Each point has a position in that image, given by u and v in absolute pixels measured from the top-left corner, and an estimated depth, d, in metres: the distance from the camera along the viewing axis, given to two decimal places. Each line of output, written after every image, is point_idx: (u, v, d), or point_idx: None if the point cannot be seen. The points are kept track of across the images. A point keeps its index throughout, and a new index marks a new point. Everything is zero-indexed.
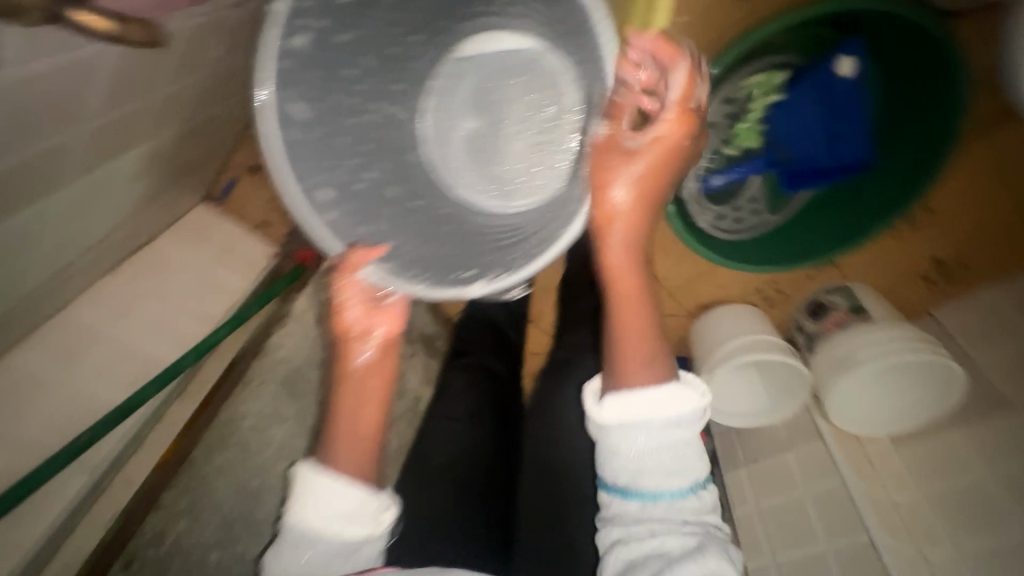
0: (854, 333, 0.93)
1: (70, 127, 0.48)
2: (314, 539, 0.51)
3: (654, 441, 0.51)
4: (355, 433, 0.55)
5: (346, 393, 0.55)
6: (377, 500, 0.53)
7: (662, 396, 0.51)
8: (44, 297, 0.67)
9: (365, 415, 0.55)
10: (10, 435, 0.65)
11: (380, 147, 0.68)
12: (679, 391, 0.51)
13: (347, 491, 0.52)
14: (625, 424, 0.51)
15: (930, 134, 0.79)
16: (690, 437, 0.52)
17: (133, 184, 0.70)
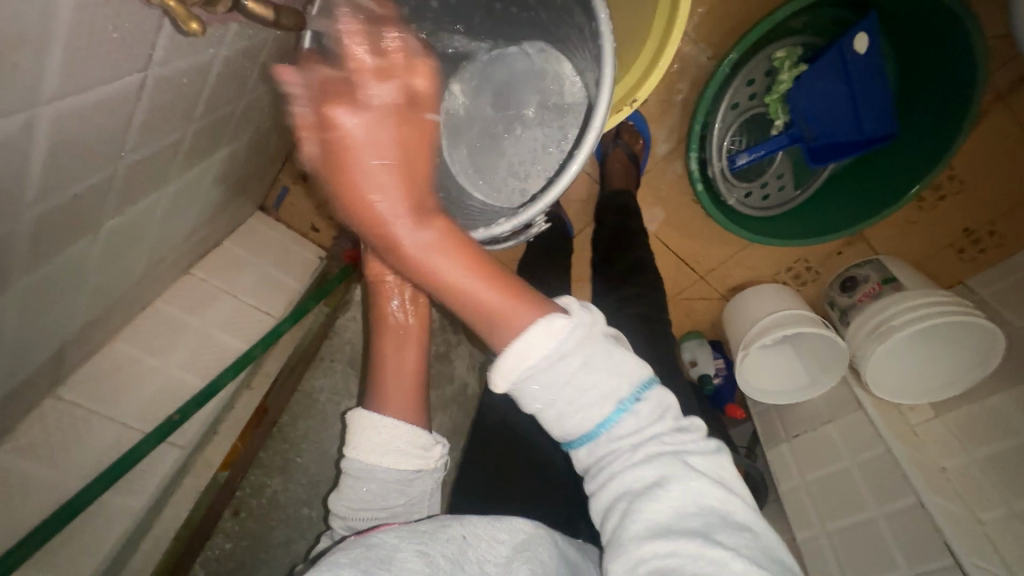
0: (884, 303, 0.95)
1: (184, 126, 0.53)
2: (371, 470, 0.59)
3: (574, 398, 0.41)
4: (398, 385, 0.64)
5: (387, 354, 0.66)
6: (424, 436, 0.62)
7: (545, 339, 0.40)
8: (136, 294, 0.74)
9: (404, 364, 0.65)
10: (116, 419, 0.73)
11: None
12: (568, 322, 0.40)
13: (395, 427, 0.61)
14: (525, 381, 0.41)
15: (950, 103, 0.82)
16: (615, 366, 0.42)
17: (215, 187, 0.77)
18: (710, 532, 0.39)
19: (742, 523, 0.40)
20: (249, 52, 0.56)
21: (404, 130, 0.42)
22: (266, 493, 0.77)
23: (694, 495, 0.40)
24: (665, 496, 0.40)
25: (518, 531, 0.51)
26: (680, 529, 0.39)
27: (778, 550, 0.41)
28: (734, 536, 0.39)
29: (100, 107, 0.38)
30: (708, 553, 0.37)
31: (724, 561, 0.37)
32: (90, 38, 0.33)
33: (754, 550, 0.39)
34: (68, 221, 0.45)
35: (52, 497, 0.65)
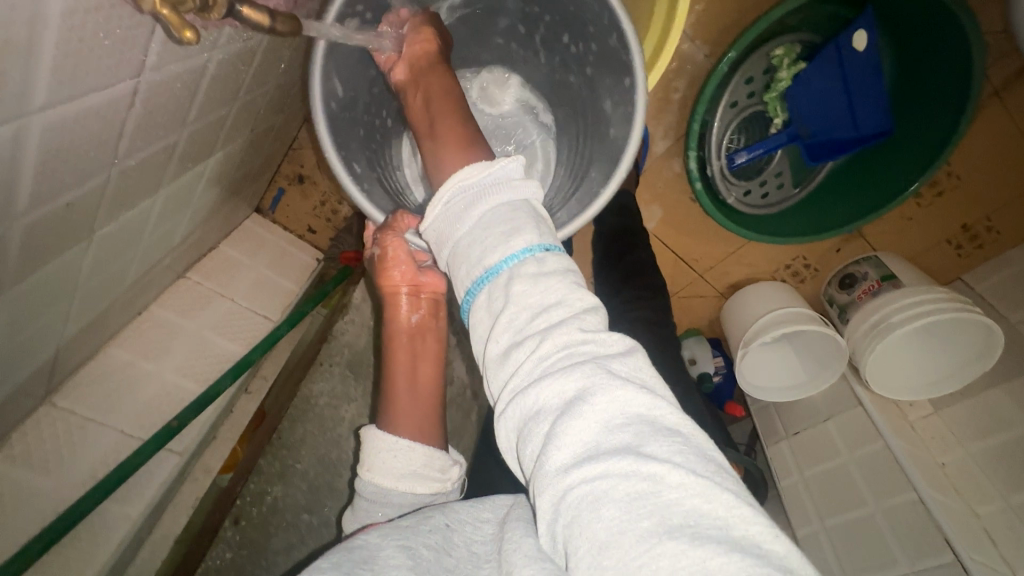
0: (884, 301, 0.94)
1: (177, 131, 0.52)
2: (387, 494, 0.59)
3: (476, 253, 0.45)
4: (411, 395, 0.64)
5: (398, 361, 0.64)
6: (441, 457, 0.63)
7: (459, 183, 0.48)
8: (130, 299, 0.74)
9: (418, 378, 0.64)
10: (113, 427, 0.72)
11: (379, 145, 0.71)
12: (478, 169, 0.48)
13: (411, 449, 0.60)
14: (440, 228, 0.48)
15: (948, 100, 0.81)
16: (512, 231, 0.45)
17: (210, 189, 0.76)
18: (641, 444, 0.34)
19: (676, 428, 0.36)
20: (243, 54, 0.55)
21: (428, 47, 0.60)
22: (266, 499, 0.74)
23: (617, 400, 0.37)
24: (588, 408, 0.36)
25: (500, 508, 0.52)
26: (608, 447, 0.35)
27: (717, 453, 0.37)
28: (668, 441, 0.35)
29: (91, 115, 0.37)
30: (641, 469, 0.33)
31: (659, 472, 0.33)
32: (78, 45, 0.32)
33: (690, 453, 0.35)
34: (60, 229, 0.45)
35: (48, 505, 0.64)
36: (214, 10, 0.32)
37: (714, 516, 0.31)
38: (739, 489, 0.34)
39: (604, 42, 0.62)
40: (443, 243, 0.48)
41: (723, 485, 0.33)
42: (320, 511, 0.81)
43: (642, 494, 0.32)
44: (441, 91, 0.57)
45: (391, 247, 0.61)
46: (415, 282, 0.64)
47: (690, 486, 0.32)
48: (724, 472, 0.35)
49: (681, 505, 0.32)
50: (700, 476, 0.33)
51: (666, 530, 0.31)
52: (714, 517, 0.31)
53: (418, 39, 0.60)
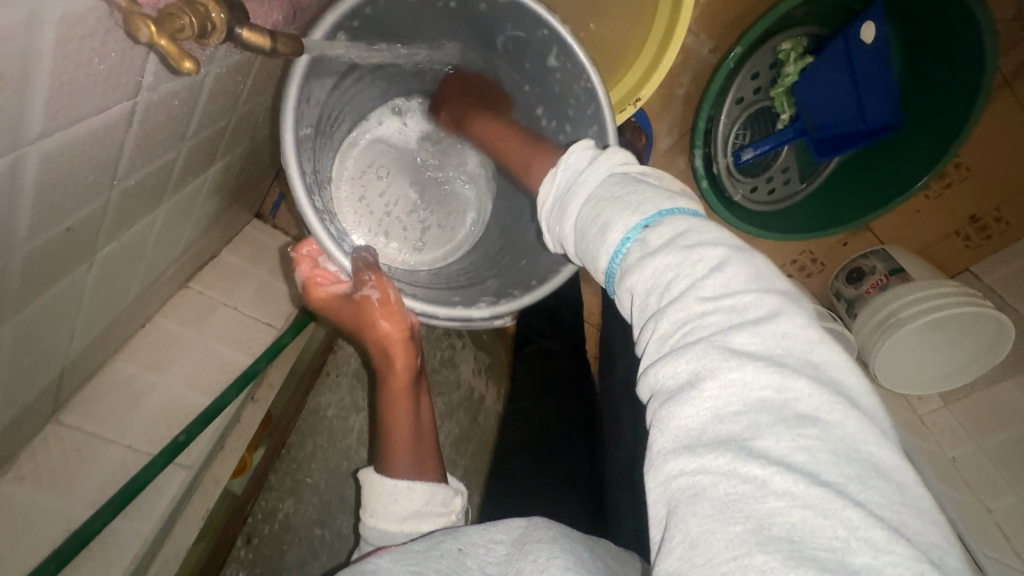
0: (892, 295, 0.93)
1: (175, 147, 0.51)
2: (393, 537, 0.58)
3: (586, 241, 0.44)
4: (414, 440, 0.63)
5: (400, 410, 0.63)
6: (443, 491, 0.62)
7: (556, 184, 0.49)
8: (134, 313, 0.73)
9: (422, 419, 0.65)
10: (119, 442, 0.71)
11: (321, 145, 0.66)
12: (568, 169, 0.48)
13: (412, 488, 0.60)
14: (554, 224, 0.48)
15: (959, 90, 0.80)
16: (612, 215, 0.42)
17: (211, 199, 0.74)
18: (751, 439, 0.32)
19: (810, 420, 0.32)
20: (242, 64, 0.54)
21: (471, 99, 0.72)
22: (278, 516, 0.82)
23: (738, 388, 0.33)
24: (698, 395, 0.34)
25: (515, 529, 0.50)
26: (713, 439, 0.33)
27: (865, 449, 0.31)
28: (791, 441, 0.31)
29: (89, 139, 0.36)
30: (744, 470, 0.31)
31: (762, 477, 0.30)
32: (74, 72, 0.31)
33: (820, 455, 0.31)
34: (61, 255, 0.44)
35: (59, 524, 0.64)
36: (213, 35, 0.31)
37: (821, 533, 0.28)
38: (874, 499, 0.30)
39: (567, 103, 0.64)
40: (559, 237, 0.49)
41: (847, 496, 0.29)
42: None
43: (740, 497, 0.30)
44: (502, 132, 0.67)
45: (390, 291, 0.58)
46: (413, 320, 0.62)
47: (799, 496, 0.29)
48: (864, 475, 0.30)
49: (785, 517, 0.29)
50: (815, 485, 0.29)
51: (761, 540, 0.29)
52: (820, 535, 0.28)
53: (461, 95, 0.73)
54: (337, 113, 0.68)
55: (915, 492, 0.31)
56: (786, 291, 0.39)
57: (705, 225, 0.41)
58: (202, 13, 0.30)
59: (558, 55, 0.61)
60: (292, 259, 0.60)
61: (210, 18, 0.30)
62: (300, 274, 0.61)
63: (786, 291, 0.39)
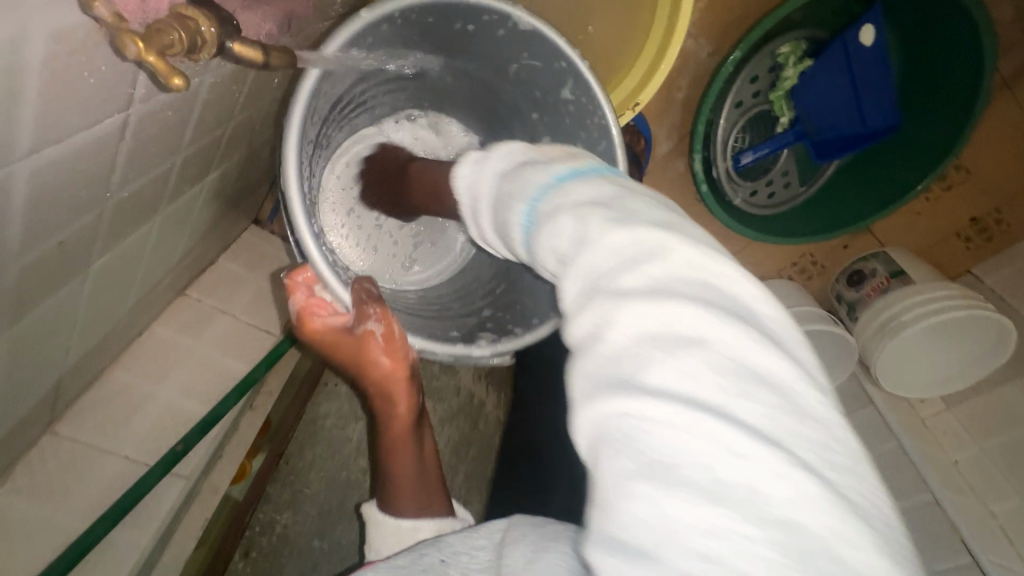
0: (894, 298, 0.93)
1: (170, 157, 0.50)
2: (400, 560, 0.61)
3: (495, 224, 0.41)
4: (418, 475, 0.63)
5: (402, 447, 0.62)
6: (450, 524, 0.63)
7: (457, 178, 0.45)
8: (131, 322, 0.72)
9: (424, 453, 0.64)
10: (116, 453, 0.71)
11: (319, 154, 0.65)
12: (461, 163, 0.46)
13: (419, 525, 0.61)
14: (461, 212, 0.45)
15: (959, 92, 0.80)
16: (508, 191, 0.39)
17: (208, 206, 0.74)
18: (646, 377, 0.27)
19: (691, 336, 0.28)
20: (237, 72, 0.53)
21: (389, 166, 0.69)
22: (276, 529, 0.80)
23: (613, 318, 0.29)
24: (596, 345, 0.30)
25: (497, 531, 0.48)
26: (607, 390, 0.28)
27: (754, 361, 0.27)
28: (673, 362, 0.27)
29: (81, 152, 0.36)
30: (642, 416, 0.26)
31: (662, 418, 0.26)
32: (62, 87, 0.30)
33: (704, 375, 0.27)
34: (54, 269, 0.43)
35: (56, 537, 0.63)
36: (203, 50, 0.30)
37: (709, 462, 0.25)
38: (775, 421, 0.26)
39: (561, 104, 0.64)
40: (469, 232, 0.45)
41: (730, 417, 0.26)
42: None
43: (646, 446, 0.26)
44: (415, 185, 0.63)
45: (394, 327, 0.56)
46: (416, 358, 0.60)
47: (699, 430, 0.25)
48: (750, 390, 0.26)
49: (691, 457, 0.25)
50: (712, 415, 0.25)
51: (651, 482, 0.25)
52: (709, 463, 0.25)
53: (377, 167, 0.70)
54: (337, 122, 0.67)
55: (813, 402, 0.27)
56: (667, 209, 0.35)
57: (588, 173, 0.38)
58: (192, 28, 0.29)
59: (572, 90, 0.62)
60: (285, 287, 0.54)
61: (200, 33, 0.30)
62: (295, 303, 0.55)
63: (669, 211, 0.35)
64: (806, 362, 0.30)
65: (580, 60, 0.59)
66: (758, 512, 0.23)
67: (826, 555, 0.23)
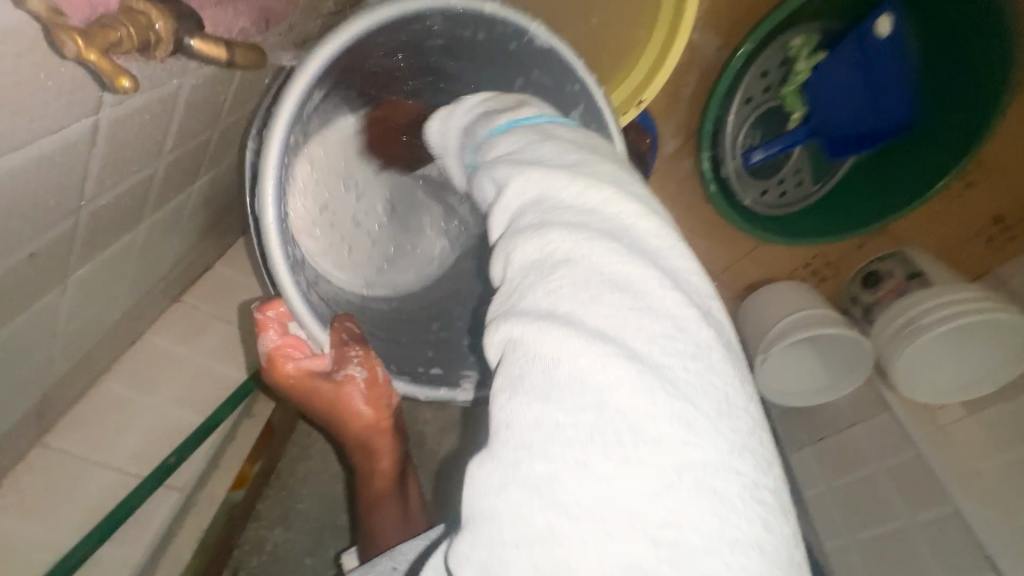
0: (912, 301, 0.89)
1: (151, 162, 0.48)
2: None
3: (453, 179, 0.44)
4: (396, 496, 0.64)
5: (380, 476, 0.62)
6: None
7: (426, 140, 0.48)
8: (121, 331, 0.70)
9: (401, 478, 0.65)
10: (108, 465, 0.69)
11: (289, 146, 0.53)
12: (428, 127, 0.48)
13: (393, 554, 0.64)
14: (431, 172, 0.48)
15: (982, 86, 0.75)
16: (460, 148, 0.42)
17: (199, 211, 0.72)
18: (528, 300, 0.29)
19: (559, 250, 0.29)
20: (221, 72, 0.51)
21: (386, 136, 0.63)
22: (266, 545, 0.80)
23: (512, 249, 0.31)
24: (501, 275, 0.32)
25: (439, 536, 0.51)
26: (502, 316, 0.30)
27: (613, 266, 0.28)
28: (540, 279, 0.29)
29: (45, 160, 0.34)
30: (521, 339, 0.28)
31: (536, 339, 0.27)
32: (14, 91, 0.28)
33: (563, 287, 0.28)
34: (26, 281, 0.41)
35: (44, 553, 0.62)
36: (158, 48, 0.29)
37: (551, 364, 0.27)
38: (640, 343, 0.26)
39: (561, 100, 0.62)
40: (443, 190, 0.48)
41: (577, 319, 0.27)
42: None
43: (523, 365, 0.28)
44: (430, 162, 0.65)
45: (378, 371, 0.53)
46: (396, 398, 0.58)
47: (561, 348, 0.26)
48: (604, 296, 0.27)
49: (555, 374, 0.26)
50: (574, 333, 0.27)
51: (505, 387, 0.28)
52: (551, 366, 0.27)
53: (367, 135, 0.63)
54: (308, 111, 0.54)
55: (688, 328, 0.28)
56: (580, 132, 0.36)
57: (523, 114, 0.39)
58: (142, 23, 0.28)
59: (582, 115, 0.59)
60: (256, 324, 0.50)
61: (153, 29, 0.28)
62: (267, 342, 0.51)
63: (581, 138, 0.36)
64: (682, 270, 0.30)
65: (592, 83, 0.59)
66: (582, 404, 0.25)
67: (637, 442, 0.25)
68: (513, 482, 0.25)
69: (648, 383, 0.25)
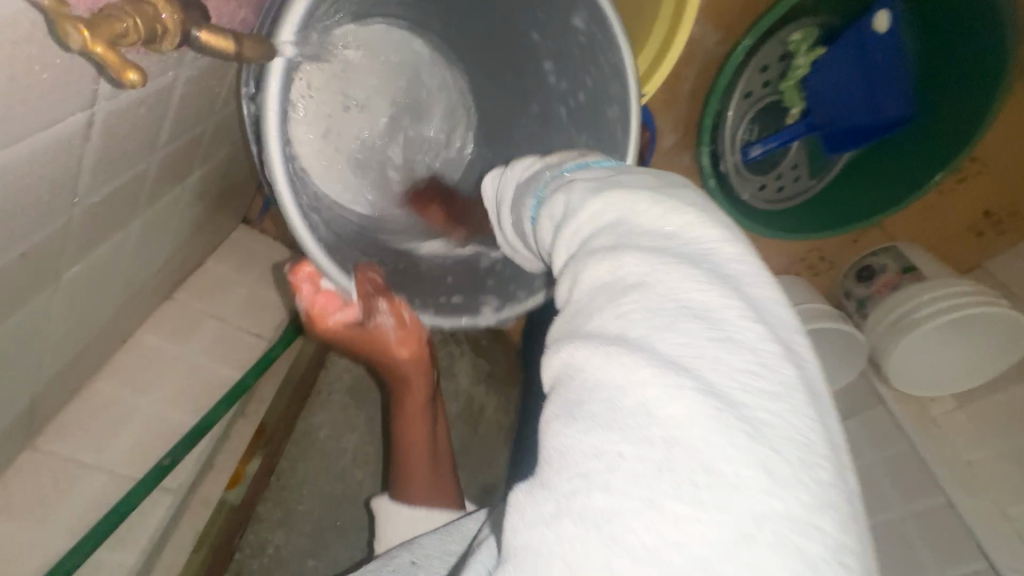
0: (905, 294, 0.91)
1: (144, 158, 0.47)
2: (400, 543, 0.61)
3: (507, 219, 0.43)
4: (429, 458, 0.64)
5: (415, 430, 0.63)
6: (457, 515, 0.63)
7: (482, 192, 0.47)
8: (113, 330, 0.68)
9: (434, 438, 0.65)
10: (100, 468, 0.68)
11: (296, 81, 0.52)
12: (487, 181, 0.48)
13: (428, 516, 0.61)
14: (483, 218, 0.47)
15: (980, 81, 0.75)
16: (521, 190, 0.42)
17: (191, 207, 0.70)
18: (598, 334, 0.28)
19: (628, 279, 0.29)
20: (215, 65, 0.49)
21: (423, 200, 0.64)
22: (267, 550, 0.77)
23: (582, 281, 0.31)
24: (568, 308, 0.31)
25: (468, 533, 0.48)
26: (569, 351, 0.29)
27: (686, 295, 0.27)
28: (609, 310, 0.28)
29: (39, 156, 0.32)
30: (589, 376, 0.27)
31: (605, 375, 0.26)
32: (8, 84, 0.27)
33: (635, 320, 0.27)
34: (17, 282, 0.40)
35: (37, 558, 0.60)
36: (163, 39, 0.27)
37: (617, 394, 0.26)
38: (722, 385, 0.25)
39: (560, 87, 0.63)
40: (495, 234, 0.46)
41: (647, 349, 0.26)
42: None
43: (590, 404, 0.26)
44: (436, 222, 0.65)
45: (405, 314, 0.54)
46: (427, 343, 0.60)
47: (634, 383, 0.25)
48: (680, 333, 0.26)
49: (627, 412, 0.25)
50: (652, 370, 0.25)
51: (563, 415, 0.27)
52: (616, 396, 0.26)
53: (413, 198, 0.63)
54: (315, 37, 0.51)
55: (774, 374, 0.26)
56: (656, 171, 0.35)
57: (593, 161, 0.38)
58: (149, 14, 0.26)
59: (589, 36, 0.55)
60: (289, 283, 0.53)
61: (160, 20, 0.27)
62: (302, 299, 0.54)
63: (657, 173, 0.35)
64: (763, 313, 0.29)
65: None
66: (650, 436, 0.24)
67: (708, 484, 0.23)
68: (568, 514, 0.24)
69: (725, 424, 0.24)
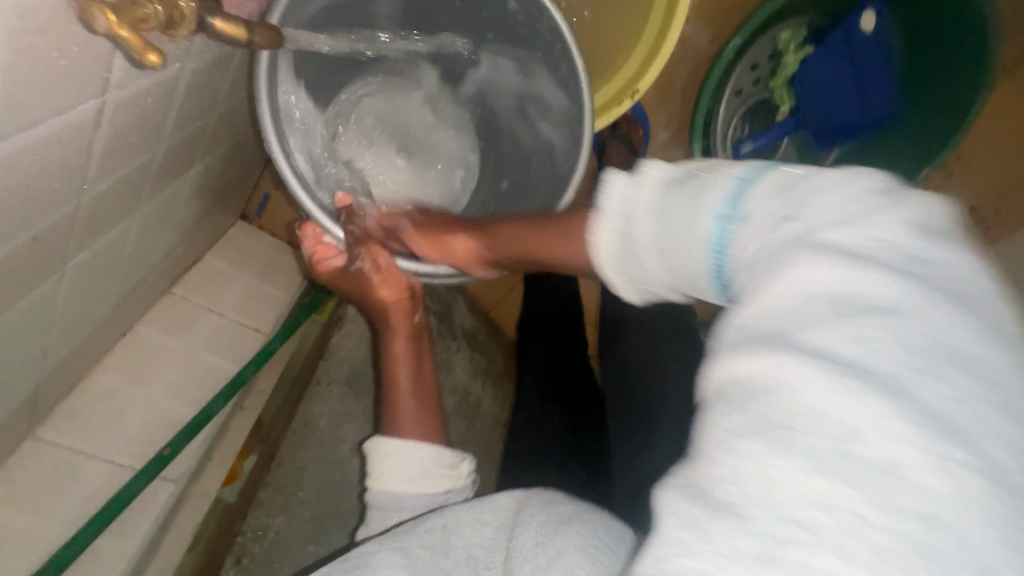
0: None
1: (149, 148, 0.48)
2: (397, 500, 0.56)
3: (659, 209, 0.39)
4: (418, 394, 0.63)
5: (400, 362, 0.64)
6: (449, 454, 0.59)
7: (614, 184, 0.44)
8: (114, 321, 0.69)
9: (422, 375, 0.65)
10: (101, 457, 0.68)
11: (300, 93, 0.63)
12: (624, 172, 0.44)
13: (416, 450, 0.57)
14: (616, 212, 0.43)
15: (963, 76, 0.77)
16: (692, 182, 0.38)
17: (192, 200, 0.71)
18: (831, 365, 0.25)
19: (881, 304, 0.26)
20: (219, 58, 0.50)
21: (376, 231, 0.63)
22: (268, 534, 0.74)
23: (800, 294, 0.27)
24: (765, 317, 0.28)
25: (504, 508, 0.48)
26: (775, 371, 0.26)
27: (961, 344, 0.24)
28: (840, 338, 0.25)
29: (52, 141, 0.33)
30: (828, 415, 0.24)
31: (858, 420, 0.23)
32: (29, 68, 0.28)
33: (882, 362, 0.24)
34: (25, 267, 0.41)
35: (39, 545, 0.61)
36: (180, 25, 0.28)
37: (860, 444, 0.23)
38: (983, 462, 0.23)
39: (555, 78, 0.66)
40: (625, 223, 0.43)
41: (911, 398, 0.23)
42: (325, 540, 0.78)
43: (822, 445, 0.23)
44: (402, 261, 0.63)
45: (381, 259, 0.62)
46: (409, 282, 0.66)
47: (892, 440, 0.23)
48: (943, 390, 0.24)
49: (875, 469, 0.23)
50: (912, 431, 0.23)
51: (770, 441, 0.24)
52: (857, 446, 0.23)
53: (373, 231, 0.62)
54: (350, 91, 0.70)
55: None
56: (893, 191, 0.31)
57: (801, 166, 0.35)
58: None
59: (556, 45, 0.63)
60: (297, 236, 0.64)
61: (178, 7, 0.28)
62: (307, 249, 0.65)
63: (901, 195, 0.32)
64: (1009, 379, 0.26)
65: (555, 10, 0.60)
66: (894, 495, 0.22)
67: (958, 561, 0.21)
68: (778, 558, 0.22)
69: (987, 502, 0.22)
